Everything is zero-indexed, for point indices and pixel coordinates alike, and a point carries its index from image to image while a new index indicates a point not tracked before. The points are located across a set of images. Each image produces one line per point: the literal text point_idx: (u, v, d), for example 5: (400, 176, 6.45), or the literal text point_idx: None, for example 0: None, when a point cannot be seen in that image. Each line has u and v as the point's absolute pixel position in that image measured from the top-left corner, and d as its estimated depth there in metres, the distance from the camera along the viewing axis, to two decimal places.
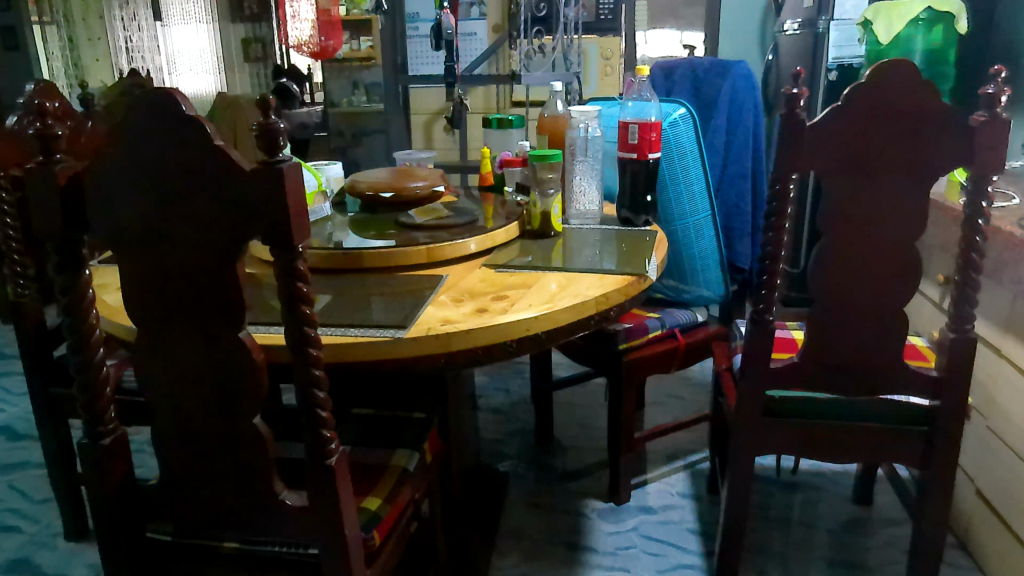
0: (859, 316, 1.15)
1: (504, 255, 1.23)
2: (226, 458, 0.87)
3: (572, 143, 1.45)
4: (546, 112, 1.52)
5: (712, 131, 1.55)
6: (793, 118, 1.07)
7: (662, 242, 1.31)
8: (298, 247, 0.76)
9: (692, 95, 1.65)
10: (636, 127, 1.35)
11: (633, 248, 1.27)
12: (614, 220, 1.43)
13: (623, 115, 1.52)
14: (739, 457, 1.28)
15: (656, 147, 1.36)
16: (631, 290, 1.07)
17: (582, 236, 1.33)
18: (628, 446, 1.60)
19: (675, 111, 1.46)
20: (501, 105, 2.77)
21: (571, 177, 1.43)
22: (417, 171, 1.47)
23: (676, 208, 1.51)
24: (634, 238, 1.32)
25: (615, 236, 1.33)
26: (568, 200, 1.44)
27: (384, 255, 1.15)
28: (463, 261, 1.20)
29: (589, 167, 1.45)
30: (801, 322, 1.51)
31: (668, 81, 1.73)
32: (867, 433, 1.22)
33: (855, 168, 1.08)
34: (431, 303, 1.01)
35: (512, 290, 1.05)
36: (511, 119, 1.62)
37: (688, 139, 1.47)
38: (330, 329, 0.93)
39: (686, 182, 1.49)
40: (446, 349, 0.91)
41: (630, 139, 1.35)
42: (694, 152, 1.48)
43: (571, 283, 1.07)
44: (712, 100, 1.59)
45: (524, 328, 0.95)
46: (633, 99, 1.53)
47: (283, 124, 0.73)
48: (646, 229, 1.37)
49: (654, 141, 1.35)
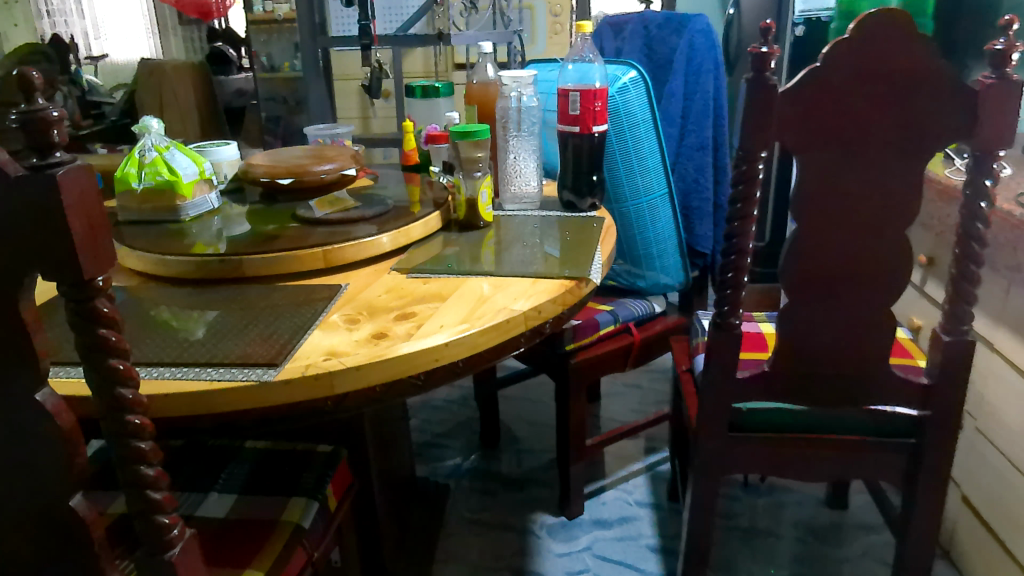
0: (838, 317, 0.98)
1: (420, 255, 1.02)
2: (37, 550, 0.66)
3: (504, 113, 1.24)
4: (474, 78, 1.26)
5: (667, 98, 1.36)
6: (761, 83, 0.88)
7: (610, 235, 1.11)
8: (94, 280, 0.55)
9: (643, 57, 1.44)
10: (577, 95, 1.12)
11: (575, 243, 1.07)
12: (555, 205, 1.22)
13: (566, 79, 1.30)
14: (702, 479, 1.12)
15: (601, 118, 1.14)
16: (568, 298, 0.88)
17: (516, 227, 1.13)
18: (579, 454, 1.43)
19: (624, 73, 1.27)
20: (441, 68, 2.53)
21: (505, 153, 1.21)
22: (328, 151, 1.25)
23: (628, 188, 1.33)
24: (577, 228, 1.13)
25: (555, 227, 1.13)
26: (501, 181, 1.23)
27: (268, 262, 0.94)
28: (371, 264, 0.99)
29: (527, 141, 1.22)
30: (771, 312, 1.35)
31: (619, 41, 1.51)
32: (844, 447, 1.07)
33: (837, 142, 0.89)
34: (319, 326, 0.81)
35: (422, 305, 0.85)
36: (437, 85, 1.38)
37: (639, 108, 1.28)
38: (181, 370, 0.73)
39: (638, 158, 1.30)
40: (330, 391, 0.72)
41: (570, 109, 1.14)
42: (646, 123, 1.29)
43: (496, 290, 0.88)
44: (667, 62, 1.39)
45: (431, 359, 0.75)
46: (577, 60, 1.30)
47: (58, 111, 0.52)
48: (592, 215, 1.17)
49: (598, 111, 1.14)
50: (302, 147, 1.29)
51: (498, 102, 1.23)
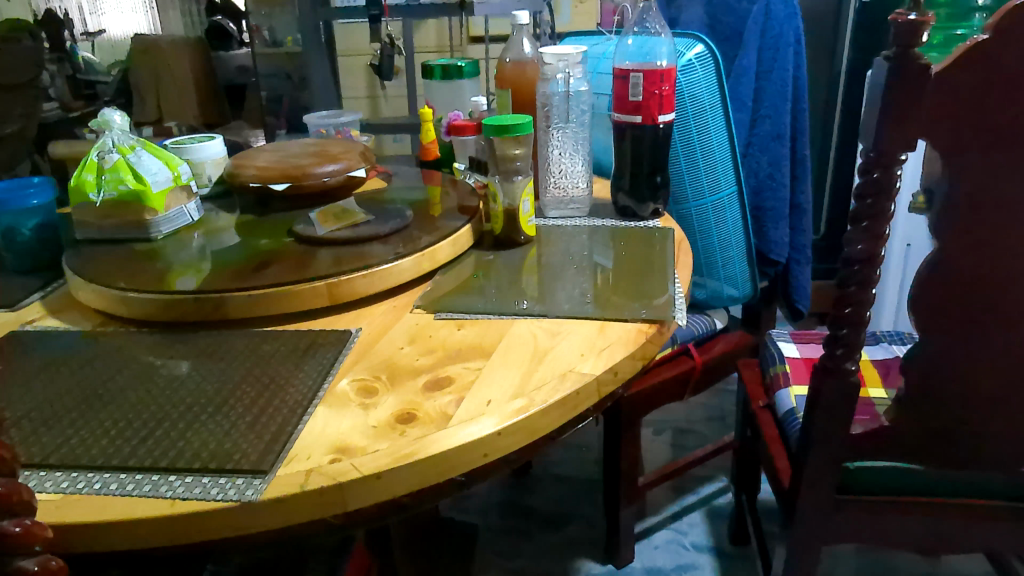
0: (981, 360, 0.78)
1: (447, 284, 0.81)
2: None
3: (546, 99, 1.00)
4: (508, 57, 1.03)
5: (737, 77, 1.12)
6: (909, 62, 0.65)
7: (683, 253, 0.89)
8: None
9: (704, 27, 1.20)
10: (639, 76, 0.90)
11: (642, 267, 0.85)
12: (607, 212, 1.00)
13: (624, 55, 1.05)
14: (793, 549, 0.92)
15: (669, 106, 0.92)
16: (649, 351, 0.67)
17: (566, 244, 0.92)
18: (630, 496, 1.23)
19: (690, 48, 1.05)
20: (456, 42, 2.29)
21: (545, 149, 0.99)
22: (332, 147, 1.03)
23: (691, 185, 1.12)
24: (640, 244, 0.91)
25: (612, 244, 0.91)
26: (541, 182, 1.01)
27: (256, 300, 0.73)
28: (387, 297, 0.78)
29: (576, 138, 1.00)
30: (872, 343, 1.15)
31: (673, 8, 1.27)
32: (972, 511, 0.87)
33: (1002, 141, 0.67)
34: (323, 399, 0.60)
35: (458, 365, 0.64)
36: (461, 64, 1.14)
37: (705, 91, 1.06)
38: (129, 475, 0.52)
39: (704, 150, 1.10)
40: (341, 509, 0.51)
41: (632, 94, 0.91)
42: (713, 109, 1.08)
43: (554, 340, 0.67)
44: (736, 33, 1.15)
45: (479, 454, 0.55)
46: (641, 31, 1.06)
47: None
48: (656, 225, 0.95)
49: (666, 97, 0.91)
50: (304, 142, 1.07)
51: (538, 85, 1.01)
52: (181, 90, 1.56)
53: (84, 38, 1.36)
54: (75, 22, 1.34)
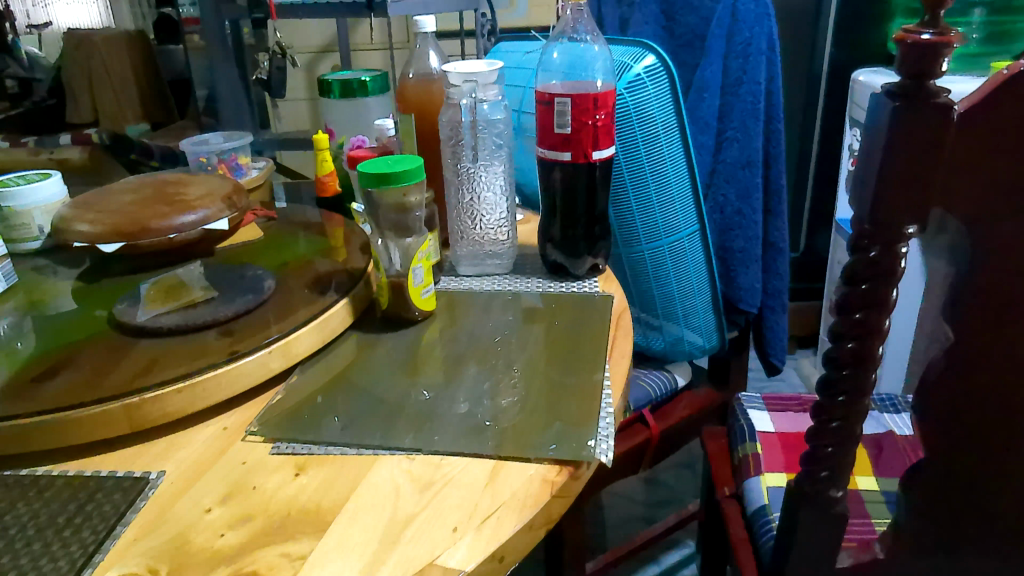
0: (1007, 482, 0.58)
1: (305, 390, 0.61)
2: None
3: (456, 126, 0.77)
4: (411, 70, 0.82)
5: (699, 91, 0.93)
6: (922, 101, 0.44)
7: (623, 330, 0.69)
8: None
9: (659, 29, 1.00)
10: (566, 104, 0.70)
11: (568, 354, 0.65)
12: (534, 270, 0.80)
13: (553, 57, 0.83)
14: None
15: (606, 140, 0.72)
16: (555, 511, 0.48)
17: (478, 316, 0.72)
18: None
19: (639, 59, 0.86)
20: None
21: (457, 191, 0.78)
22: (191, 189, 0.82)
23: (644, 225, 0.94)
24: (570, 315, 0.71)
25: (533, 317, 0.71)
26: (461, 235, 0.79)
27: (21, 433, 0.52)
28: (217, 414, 0.58)
29: (495, 177, 0.77)
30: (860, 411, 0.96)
31: (624, 6, 1.07)
32: None
33: None
34: None
35: (274, 552, 0.44)
36: (365, 78, 0.93)
37: (658, 112, 0.87)
38: None
39: (657, 185, 0.90)
40: None
41: (557, 125, 0.71)
42: (668, 135, 0.88)
43: (421, 503, 0.47)
44: (696, 38, 0.96)
45: None
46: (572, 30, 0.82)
47: None
48: (594, 290, 0.75)
49: (602, 129, 0.71)
50: (161, 180, 0.86)
51: (444, 111, 0.78)
52: (120, 91, 1.28)
53: (28, 31, 1.14)
54: (17, 13, 1.12)
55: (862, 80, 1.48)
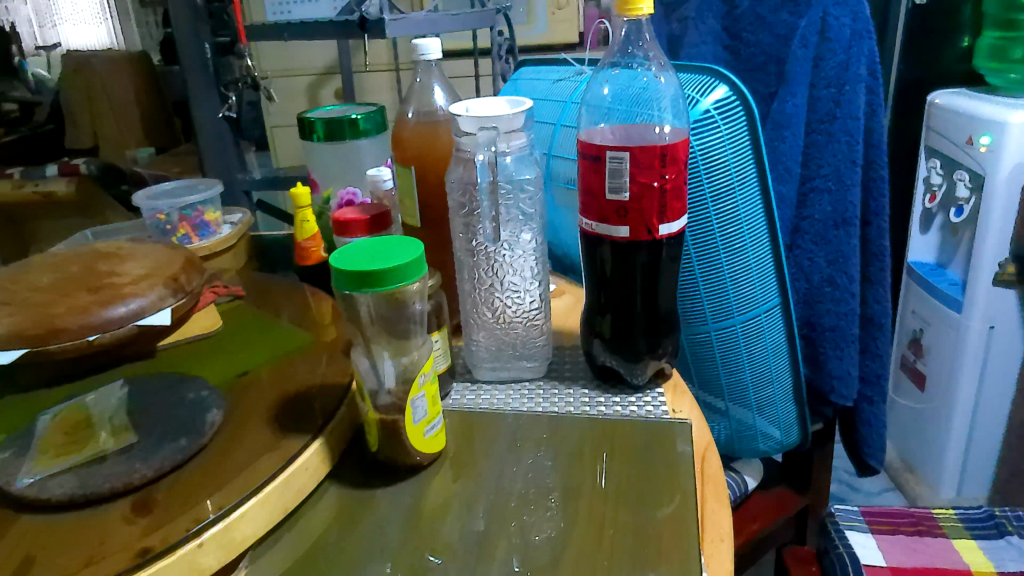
0: None
1: None
2: None
3: (469, 189, 0.56)
4: (410, 109, 0.64)
5: (776, 129, 0.73)
6: None
7: (711, 486, 0.49)
8: None
9: (721, 50, 0.80)
10: (625, 162, 0.50)
11: (638, 521, 0.45)
12: (577, 376, 0.61)
13: (600, 81, 0.61)
14: None
15: (675, 211, 0.52)
16: None
17: (505, 452, 0.52)
18: None
19: (705, 94, 0.66)
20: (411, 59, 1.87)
21: (471, 276, 0.58)
22: (130, 266, 0.62)
23: (710, 298, 0.74)
24: (634, 452, 0.51)
25: (581, 455, 0.51)
26: (479, 331, 0.60)
27: None
28: None
29: (524, 255, 0.57)
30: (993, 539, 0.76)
31: (674, 20, 0.87)
32: None
33: None
34: None
35: None
36: (356, 116, 0.75)
37: (731, 159, 0.68)
38: None
39: (728, 249, 0.71)
40: None
41: (610, 189, 0.52)
42: (743, 187, 0.69)
43: None
44: (770, 61, 0.76)
45: None
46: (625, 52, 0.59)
47: None
48: (661, 413, 0.55)
49: (671, 193, 0.52)
50: (94, 254, 0.66)
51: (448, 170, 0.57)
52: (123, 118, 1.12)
53: (36, 53, 1.02)
54: (24, 35, 1.01)
55: (940, 103, 1.28)
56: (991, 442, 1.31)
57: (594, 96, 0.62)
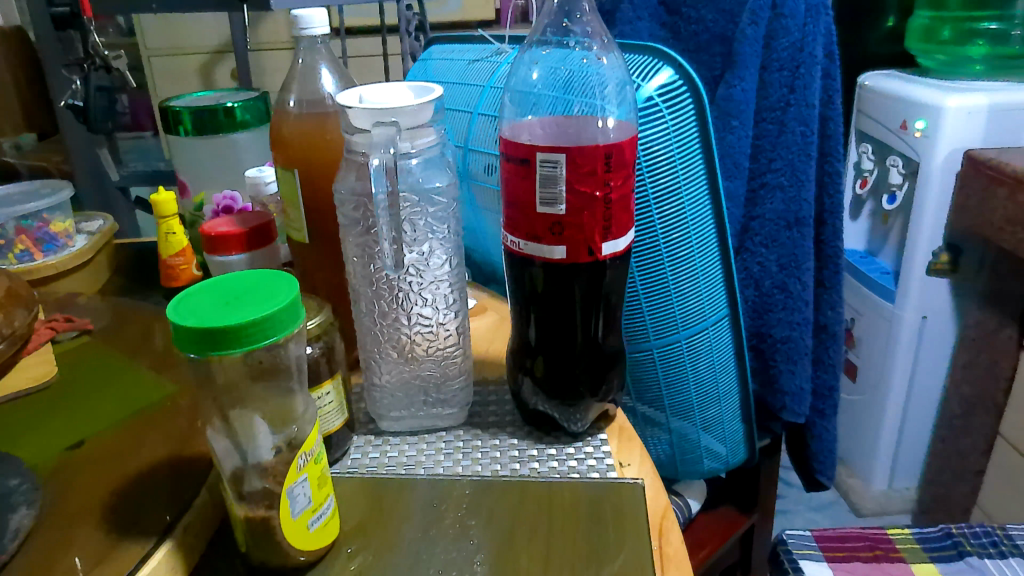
0: None
1: None
2: None
3: (364, 203, 0.44)
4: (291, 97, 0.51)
5: (725, 119, 0.65)
6: None
7: (671, 571, 0.40)
8: None
9: (658, 27, 0.72)
10: (561, 166, 0.40)
11: None
12: (504, 423, 0.51)
13: (529, 64, 0.51)
14: None
15: (622, 226, 0.43)
16: None
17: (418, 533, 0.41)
18: None
19: (647, 78, 0.57)
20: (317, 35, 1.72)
21: (370, 307, 0.47)
22: None
23: (652, 311, 0.65)
24: (581, 525, 0.41)
25: (514, 534, 0.41)
26: (382, 372, 0.49)
27: None
28: None
29: (437, 282, 0.47)
30: (953, 560, 0.71)
31: None
32: None
33: None
34: None
35: None
36: (231, 104, 0.63)
37: (675, 152, 0.59)
38: None
39: (672, 255, 0.62)
40: None
41: (543, 200, 0.41)
42: (690, 183, 0.60)
43: None
44: (716, 41, 0.67)
45: None
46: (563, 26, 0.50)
47: None
48: (607, 471, 0.45)
49: (617, 204, 0.42)
50: None
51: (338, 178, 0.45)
52: None
53: None
54: None
55: (871, 86, 1.23)
56: (922, 432, 1.29)
57: (524, 82, 0.51)
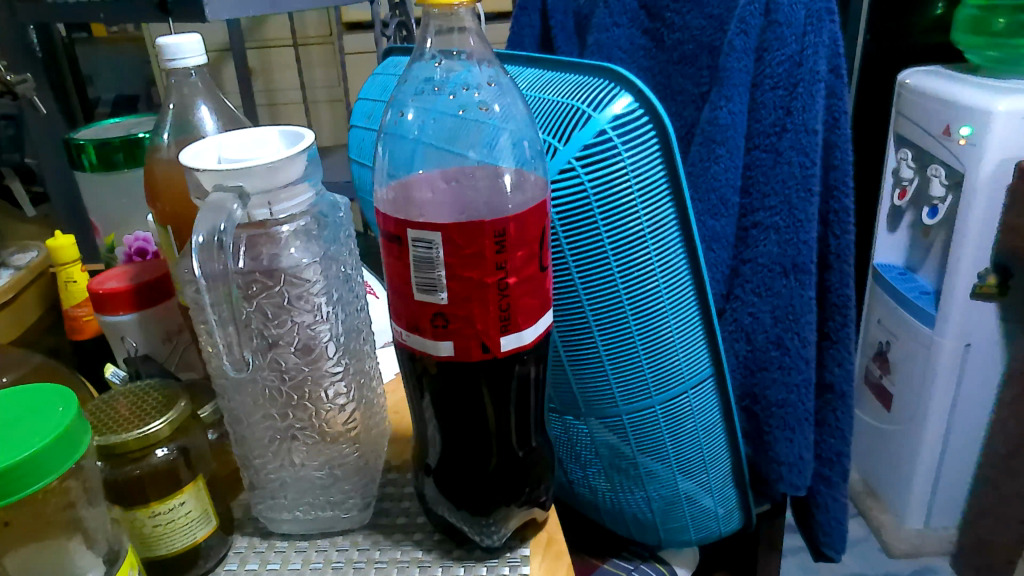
0: None
1: None
2: None
3: None
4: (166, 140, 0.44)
5: (707, 146, 0.54)
6: None
7: None
8: None
9: (638, 34, 0.62)
10: (436, 245, 0.31)
11: None
12: (413, 528, 0.42)
13: (403, 103, 0.43)
14: None
15: (526, 315, 0.34)
16: None
17: None
18: None
19: (601, 101, 0.47)
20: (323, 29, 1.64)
21: (238, 397, 0.39)
22: None
23: (616, 368, 0.56)
24: None
25: None
26: (259, 469, 0.41)
27: None
28: None
29: (316, 369, 0.38)
30: None
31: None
32: None
33: None
34: None
35: None
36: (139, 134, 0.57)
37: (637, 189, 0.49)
38: None
39: (637, 306, 0.53)
40: None
41: (420, 285, 0.33)
42: (656, 224, 0.50)
43: None
44: (703, 51, 0.57)
45: None
46: (437, 62, 0.41)
47: None
48: None
49: (517, 288, 0.33)
50: None
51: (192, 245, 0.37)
52: None
53: None
54: None
55: (911, 85, 1.10)
56: (963, 469, 1.17)
57: (398, 126, 0.43)
